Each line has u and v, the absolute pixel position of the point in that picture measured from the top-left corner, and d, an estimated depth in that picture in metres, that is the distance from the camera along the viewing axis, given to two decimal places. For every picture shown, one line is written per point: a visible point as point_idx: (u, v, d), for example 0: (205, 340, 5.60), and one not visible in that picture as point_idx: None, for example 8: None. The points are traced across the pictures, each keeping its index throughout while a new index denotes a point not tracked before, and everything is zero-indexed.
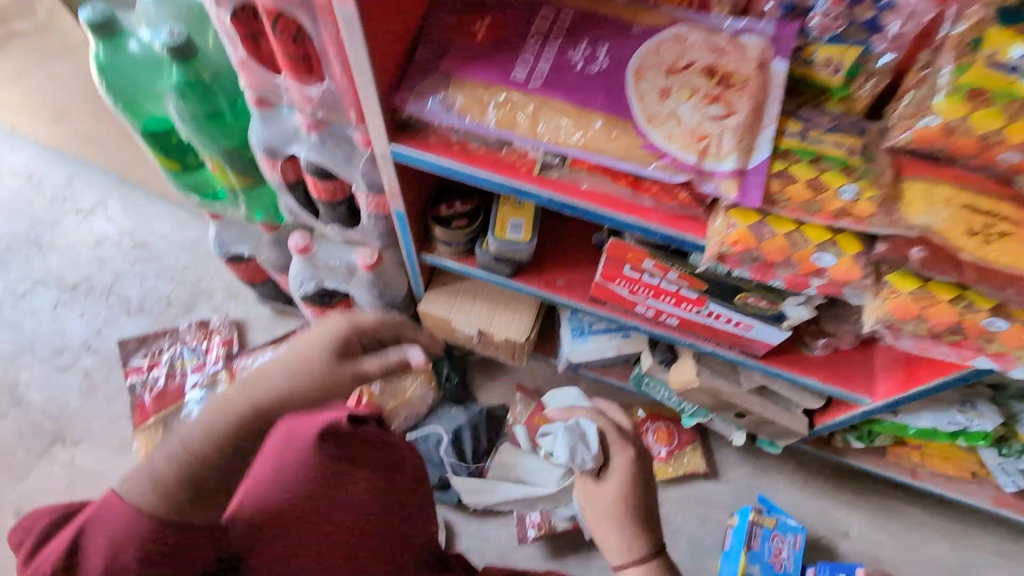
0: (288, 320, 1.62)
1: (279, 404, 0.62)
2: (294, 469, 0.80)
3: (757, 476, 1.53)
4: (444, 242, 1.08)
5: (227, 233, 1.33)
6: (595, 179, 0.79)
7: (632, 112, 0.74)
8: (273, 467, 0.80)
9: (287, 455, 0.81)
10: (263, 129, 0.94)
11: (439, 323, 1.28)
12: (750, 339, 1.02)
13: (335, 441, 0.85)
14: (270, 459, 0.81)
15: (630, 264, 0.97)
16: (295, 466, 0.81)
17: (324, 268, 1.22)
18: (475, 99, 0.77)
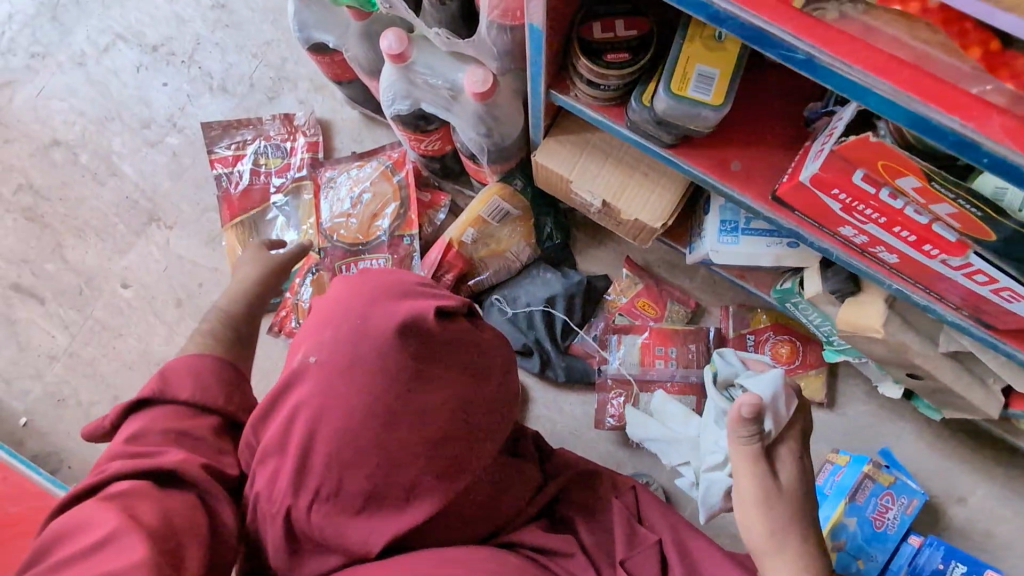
0: (378, 130, 1.40)
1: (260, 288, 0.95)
2: (369, 361, 0.70)
3: (881, 418, 1.30)
4: (589, 81, 0.75)
5: (309, 14, 1.03)
6: (901, 31, 0.50)
7: None
8: (348, 354, 0.71)
9: (363, 344, 0.71)
10: None
11: (554, 180, 1.01)
12: (1002, 310, 0.70)
13: (415, 335, 0.72)
14: (345, 344, 0.72)
15: (870, 171, 0.64)
16: (369, 360, 0.70)
17: (422, 87, 0.93)
18: None
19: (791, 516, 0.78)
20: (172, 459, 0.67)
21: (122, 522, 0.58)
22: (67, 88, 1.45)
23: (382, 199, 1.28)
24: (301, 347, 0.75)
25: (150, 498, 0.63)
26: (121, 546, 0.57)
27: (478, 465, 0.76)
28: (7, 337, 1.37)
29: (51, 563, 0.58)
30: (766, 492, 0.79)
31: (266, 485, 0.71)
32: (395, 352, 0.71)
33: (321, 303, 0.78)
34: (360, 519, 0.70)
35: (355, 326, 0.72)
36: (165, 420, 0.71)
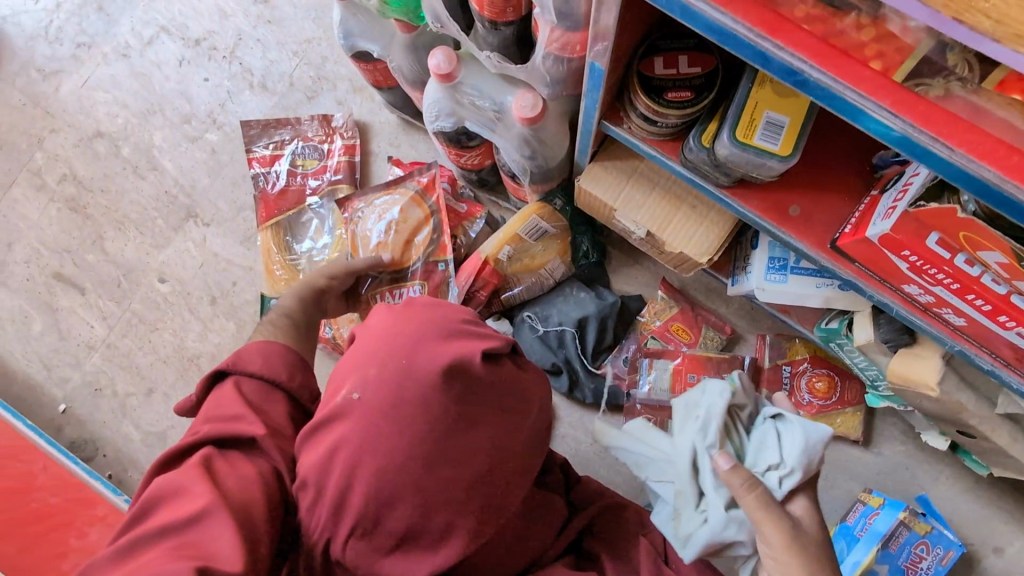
0: (415, 134, 1.38)
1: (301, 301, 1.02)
2: (414, 405, 0.69)
3: (918, 457, 1.25)
4: (646, 117, 0.72)
5: (354, 23, 1.00)
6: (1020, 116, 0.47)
7: None
8: (392, 395, 0.70)
9: (408, 386, 0.70)
10: None
11: (597, 206, 0.98)
12: None
13: (460, 378, 0.71)
14: (390, 385, 0.70)
15: (947, 236, 0.60)
16: (412, 403, 0.69)
17: (468, 107, 0.91)
18: None
19: (812, 564, 0.78)
20: (254, 432, 0.73)
21: (211, 503, 0.63)
22: (111, 79, 1.46)
23: (413, 224, 1.23)
24: (343, 383, 0.74)
25: (231, 469, 0.69)
26: (209, 523, 0.62)
27: (511, 507, 0.76)
28: (49, 324, 1.40)
29: (143, 529, 0.63)
30: (799, 543, 0.80)
31: (308, 517, 0.72)
32: (440, 397, 0.69)
33: (364, 335, 0.77)
34: (394, 556, 0.71)
35: (399, 366, 0.71)
36: (242, 393, 0.78)
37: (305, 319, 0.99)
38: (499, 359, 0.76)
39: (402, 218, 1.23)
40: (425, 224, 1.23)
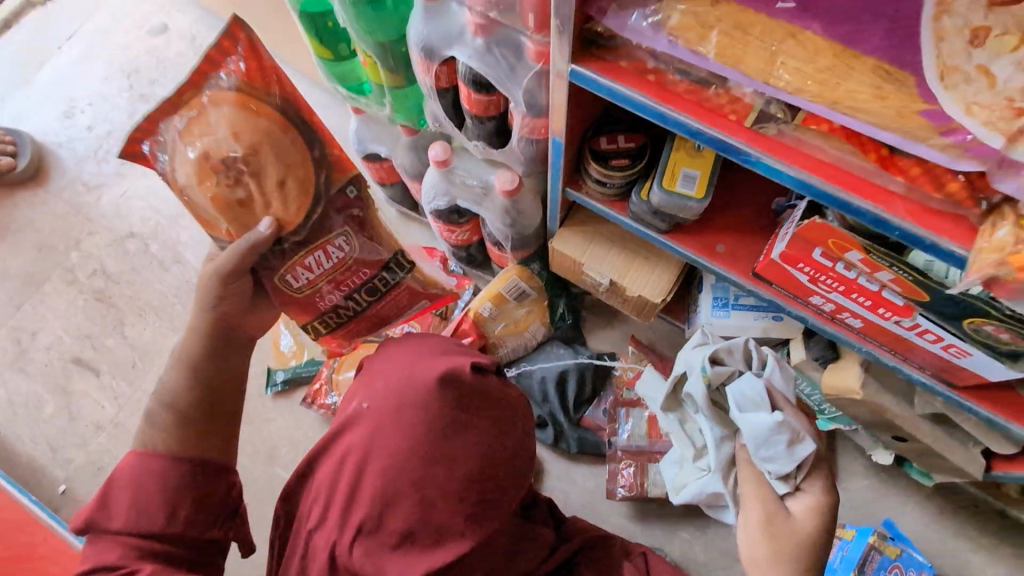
0: (411, 223, 1.61)
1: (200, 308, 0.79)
2: (413, 409, 0.81)
3: (882, 488, 1.34)
4: (597, 180, 0.94)
5: (367, 131, 1.27)
6: (836, 146, 0.60)
7: (921, 58, 0.52)
8: (395, 402, 0.82)
9: (409, 393, 0.83)
10: (425, 25, 0.82)
11: (568, 263, 1.18)
12: (957, 365, 0.82)
13: (454, 385, 0.84)
14: (393, 393, 0.83)
15: (826, 249, 0.79)
16: (413, 406, 0.82)
17: (459, 186, 1.14)
18: (698, 17, 0.58)
19: (789, 553, 0.72)
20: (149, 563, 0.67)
21: None
22: (147, 190, 1.69)
23: (286, 179, 0.74)
24: (355, 397, 0.86)
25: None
26: None
27: (502, 510, 0.84)
28: (61, 407, 1.48)
29: None
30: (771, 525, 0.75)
31: (319, 521, 0.80)
32: (436, 401, 0.82)
33: (372, 361, 0.91)
34: (395, 555, 0.77)
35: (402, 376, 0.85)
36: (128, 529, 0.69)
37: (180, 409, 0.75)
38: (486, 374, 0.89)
39: (250, 143, 0.70)
40: (308, 174, 0.75)
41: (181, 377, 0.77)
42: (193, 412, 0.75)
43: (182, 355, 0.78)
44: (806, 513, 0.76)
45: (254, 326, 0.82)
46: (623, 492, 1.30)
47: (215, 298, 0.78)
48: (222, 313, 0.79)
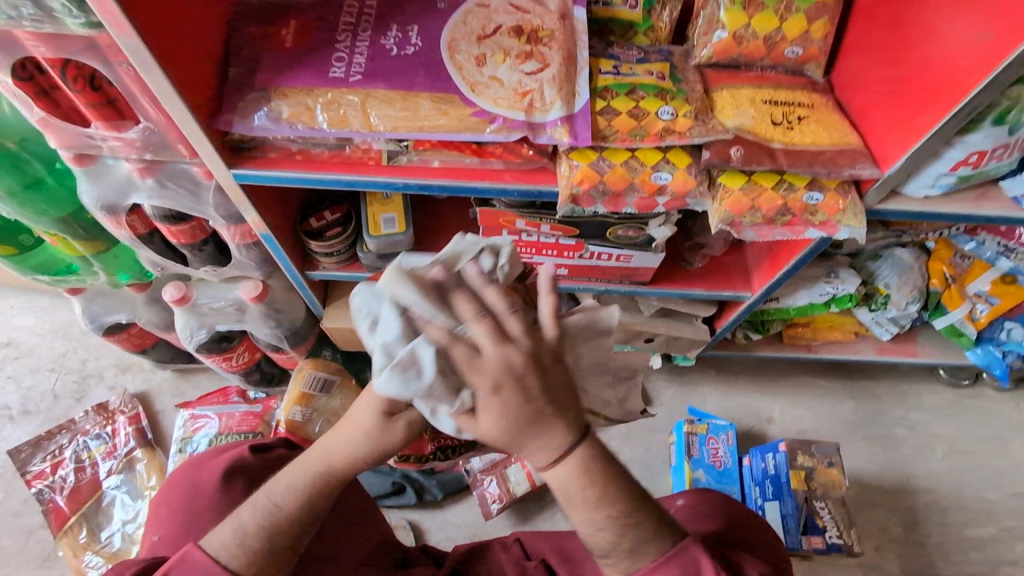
0: (193, 376, 1.55)
1: (324, 470, 0.68)
2: (207, 512, 0.80)
3: (684, 392, 1.55)
4: (324, 254, 1.07)
5: (97, 306, 1.24)
6: (445, 155, 0.81)
7: (454, 84, 0.76)
8: (186, 514, 0.80)
9: (196, 503, 0.81)
10: (93, 186, 0.88)
11: (347, 335, 1.26)
12: (634, 268, 1.07)
13: (238, 473, 0.84)
14: (181, 514, 0.80)
15: (506, 229, 1.00)
16: (206, 511, 0.80)
17: (209, 313, 1.18)
18: (302, 105, 0.76)
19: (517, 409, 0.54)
20: None
21: None
22: None
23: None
24: (151, 529, 0.82)
25: None
26: None
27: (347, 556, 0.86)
28: None
29: None
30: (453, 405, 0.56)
31: None
32: (225, 494, 0.81)
33: (164, 488, 0.86)
34: None
35: (186, 490, 0.82)
36: None
37: (291, 536, 0.69)
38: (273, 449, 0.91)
39: None
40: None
41: (303, 508, 0.69)
42: (282, 536, 0.68)
43: (309, 482, 0.69)
44: (518, 339, 0.53)
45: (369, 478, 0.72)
46: (496, 506, 1.37)
47: (380, 450, 0.67)
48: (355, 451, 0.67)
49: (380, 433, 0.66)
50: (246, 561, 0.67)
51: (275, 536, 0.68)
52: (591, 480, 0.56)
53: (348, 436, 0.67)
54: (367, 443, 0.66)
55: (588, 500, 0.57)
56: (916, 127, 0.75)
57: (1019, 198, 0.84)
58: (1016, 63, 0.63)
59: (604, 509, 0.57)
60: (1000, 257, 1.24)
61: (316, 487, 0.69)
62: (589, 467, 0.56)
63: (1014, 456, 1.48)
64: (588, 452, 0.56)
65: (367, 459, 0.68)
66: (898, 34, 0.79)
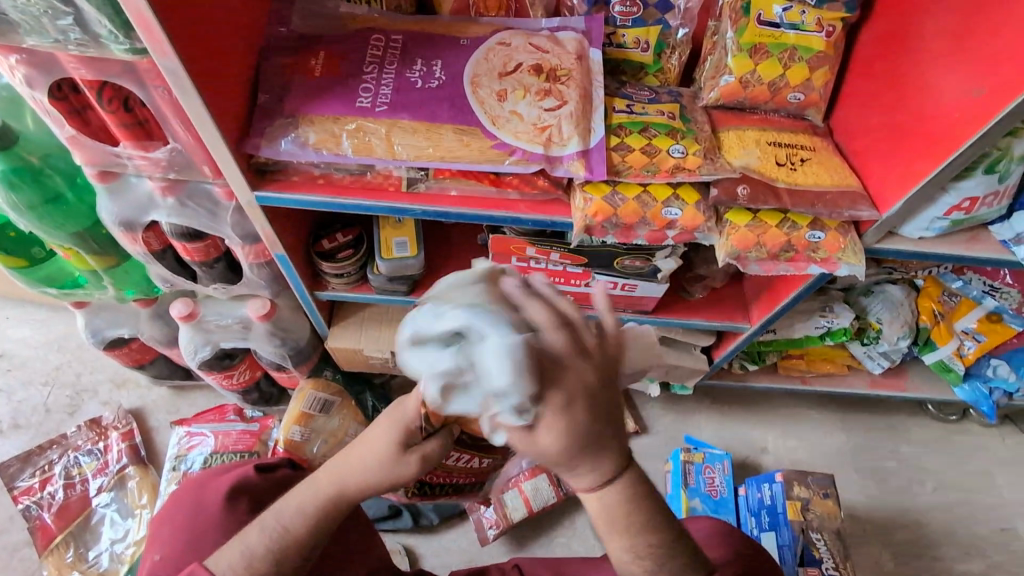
0: (189, 393, 1.54)
1: (331, 495, 0.68)
2: (210, 532, 0.79)
3: (681, 421, 1.56)
4: (334, 275, 1.08)
5: (100, 319, 1.24)
6: (463, 184, 0.84)
7: (476, 118, 0.79)
8: (189, 534, 0.79)
9: (200, 523, 0.80)
10: (113, 203, 0.90)
11: (351, 356, 1.27)
12: (638, 298, 1.10)
13: (243, 493, 0.84)
14: (182, 534, 0.79)
15: (515, 256, 1.02)
16: (210, 531, 0.79)
17: (215, 330, 1.19)
18: (328, 132, 0.79)
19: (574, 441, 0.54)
20: None
21: None
22: None
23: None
24: (150, 549, 0.80)
25: None
26: None
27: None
28: None
29: None
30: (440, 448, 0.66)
31: None
32: (229, 515, 0.80)
33: (165, 508, 0.85)
34: None
35: (190, 510, 0.81)
36: None
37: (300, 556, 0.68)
38: (277, 469, 0.91)
39: None
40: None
41: (311, 531, 0.68)
42: (292, 557, 0.67)
43: (318, 503, 0.68)
44: (593, 352, 0.55)
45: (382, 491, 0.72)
46: (492, 532, 1.35)
47: (391, 482, 0.67)
48: (364, 479, 0.67)
49: (393, 465, 0.65)
50: None
51: (284, 558, 0.67)
52: (627, 518, 0.58)
53: (360, 462, 0.66)
54: (379, 471, 0.66)
55: (630, 527, 0.58)
56: (913, 173, 0.80)
57: (1008, 242, 0.88)
58: (1006, 117, 0.68)
59: (638, 536, 0.58)
60: (986, 296, 1.27)
61: (323, 511, 0.68)
62: (632, 496, 0.57)
63: (1002, 491, 1.51)
64: (624, 491, 0.57)
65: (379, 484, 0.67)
66: (895, 86, 0.84)
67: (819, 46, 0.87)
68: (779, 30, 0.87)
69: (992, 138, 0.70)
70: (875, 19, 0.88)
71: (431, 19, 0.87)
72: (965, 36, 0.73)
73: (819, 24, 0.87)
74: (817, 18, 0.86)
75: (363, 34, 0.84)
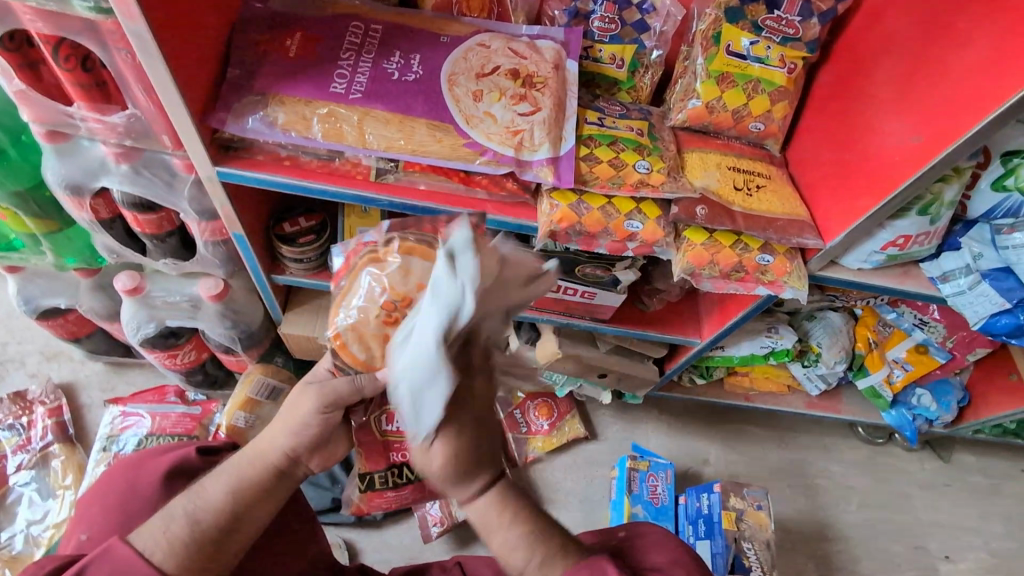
0: (126, 371, 1.47)
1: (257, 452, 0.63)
2: (143, 514, 0.76)
3: (630, 429, 1.60)
4: (293, 260, 1.06)
5: (34, 288, 1.17)
6: (433, 179, 0.84)
7: (450, 115, 0.80)
8: (120, 515, 0.76)
9: (133, 505, 0.77)
10: (62, 165, 0.86)
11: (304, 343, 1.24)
12: (596, 306, 1.12)
13: (182, 475, 0.81)
14: (114, 514, 0.76)
15: None
16: (142, 513, 0.76)
17: (162, 307, 1.14)
18: (298, 114, 0.78)
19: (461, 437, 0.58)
20: None
21: None
22: None
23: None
24: (74, 532, 0.77)
25: None
26: None
27: (285, 569, 0.83)
28: None
29: None
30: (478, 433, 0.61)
31: None
32: (165, 498, 0.78)
33: (94, 488, 0.80)
34: None
35: (123, 490, 0.78)
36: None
37: (226, 527, 0.61)
38: (219, 453, 0.86)
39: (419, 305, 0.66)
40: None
41: (234, 495, 0.62)
42: (215, 530, 0.61)
43: (243, 470, 0.63)
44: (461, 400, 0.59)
45: (314, 468, 0.66)
46: (436, 530, 1.36)
47: (300, 424, 0.63)
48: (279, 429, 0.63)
49: (305, 401, 0.63)
50: (173, 555, 0.59)
51: (206, 524, 0.60)
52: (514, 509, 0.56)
53: (279, 420, 0.64)
54: (287, 418, 0.64)
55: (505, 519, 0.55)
56: (855, 207, 0.85)
57: (936, 279, 0.95)
58: (940, 164, 0.73)
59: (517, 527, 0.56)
60: (916, 328, 1.38)
61: (245, 473, 0.63)
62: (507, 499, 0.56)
63: (917, 512, 1.61)
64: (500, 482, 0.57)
65: (304, 441, 0.63)
66: (845, 126, 0.89)
67: (781, 80, 0.92)
68: (745, 61, 0.91)
69: (924, 182, 0.76)
70: (833, 61, 0.94)
71: (412, 12, 0.87)
72: (909, 86, 0.79)
73: (783, 60, 0.91)
74: (781, 54, 0.91)
75: (342, 19, 0.83)
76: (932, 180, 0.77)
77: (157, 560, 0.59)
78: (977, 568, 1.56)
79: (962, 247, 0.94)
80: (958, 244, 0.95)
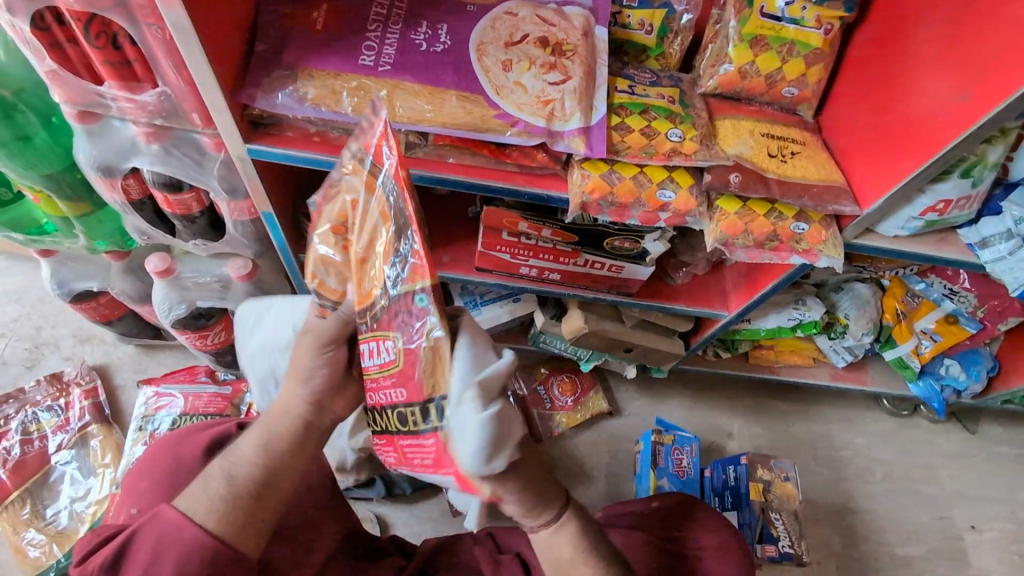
0: (158, 353, 1.49)
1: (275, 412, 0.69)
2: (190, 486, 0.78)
3: (652, 404, 1.60)
4: None
5: (67, 271, 1.19)
6: (463, 153, 0.83)
7: (480, 86, 0.79)
8: (167, 489, 0.78)
9: (179, 478, 0.79)
10: (93, 145, 0.86)
11: None
12: (623, 280, 1.11)
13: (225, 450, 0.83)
14: (162, 487, 0.78)
15: (506, 229, 1.02)
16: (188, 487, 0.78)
17: (193, 288, 1.16)
18: (328, 88, 0.77)
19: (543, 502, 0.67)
20: None
21: None
22: None
23: (370, 259, 0.60)
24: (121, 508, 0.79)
25: None
26: None
27: (325, 540, 0.85)
28: None
29: None
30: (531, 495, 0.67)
31: None
32: None
33: (136, 468, 0.83)
34: None
35: (168, 465, 0.80)
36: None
37: (261, 482, 0.66)
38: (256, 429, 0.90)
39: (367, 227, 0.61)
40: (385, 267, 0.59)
41: (263, 452, 0.67)
42: (251, 486, 0.65)
43: (269, 430, 0.68)
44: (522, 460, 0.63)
45: (340, 413, 0.71)
46: None
47: (300, 373, 0.69)
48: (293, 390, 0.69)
49: (303, 356, 0.69)
50: (221, 515, 0.64)
51: (241, 483, 0.65)
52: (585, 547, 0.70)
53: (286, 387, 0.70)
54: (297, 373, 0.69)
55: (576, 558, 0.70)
56: (895, 171, 0.83)
57: (974, 245, 0.93)
58: (987, 124, 0.71)
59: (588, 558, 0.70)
60: (945, 299, 1.35)
61: (265, 431, 0.69)
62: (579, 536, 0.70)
63: (943, 483, 1.61)
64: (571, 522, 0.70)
65: (314, 390, 0.68)
66: (883, 88, 0.87)
67: (816, 42, 0.89)
68: (780, 23, 0.88)
69: (971, 142, 0.74)
70: (871, 20, 0.91)
71: None
72: (955, 43, 0.77)
73: (819, 21, 0.88)
74: (817, 14, 0.88)
75: None
76: (978, 141, 0.74)
77: (202, 521, 0.63)
78: (1002, 537, 1.56)
79: (1003, 211, 0.91)
80: (998, 209, 0.92)
